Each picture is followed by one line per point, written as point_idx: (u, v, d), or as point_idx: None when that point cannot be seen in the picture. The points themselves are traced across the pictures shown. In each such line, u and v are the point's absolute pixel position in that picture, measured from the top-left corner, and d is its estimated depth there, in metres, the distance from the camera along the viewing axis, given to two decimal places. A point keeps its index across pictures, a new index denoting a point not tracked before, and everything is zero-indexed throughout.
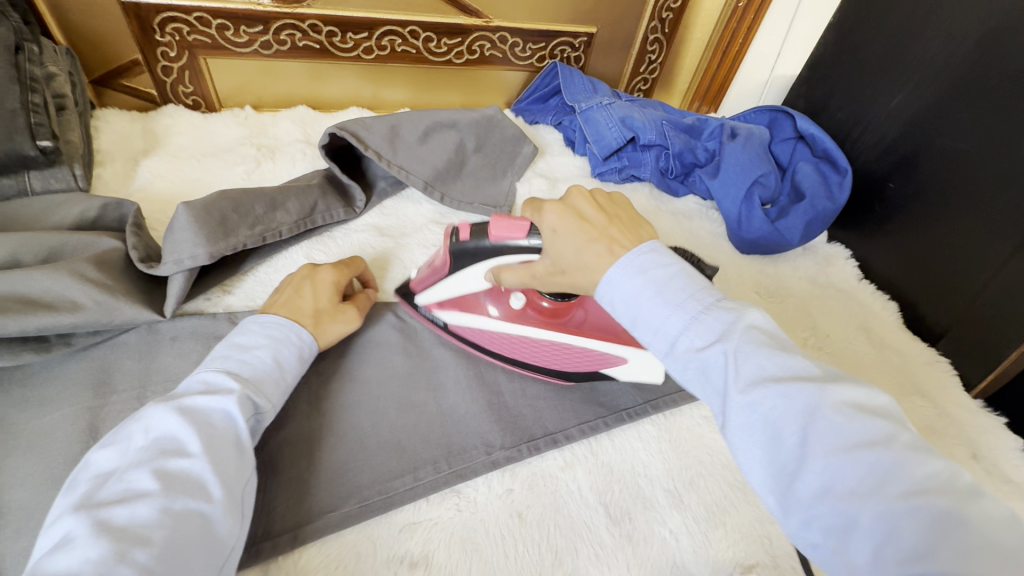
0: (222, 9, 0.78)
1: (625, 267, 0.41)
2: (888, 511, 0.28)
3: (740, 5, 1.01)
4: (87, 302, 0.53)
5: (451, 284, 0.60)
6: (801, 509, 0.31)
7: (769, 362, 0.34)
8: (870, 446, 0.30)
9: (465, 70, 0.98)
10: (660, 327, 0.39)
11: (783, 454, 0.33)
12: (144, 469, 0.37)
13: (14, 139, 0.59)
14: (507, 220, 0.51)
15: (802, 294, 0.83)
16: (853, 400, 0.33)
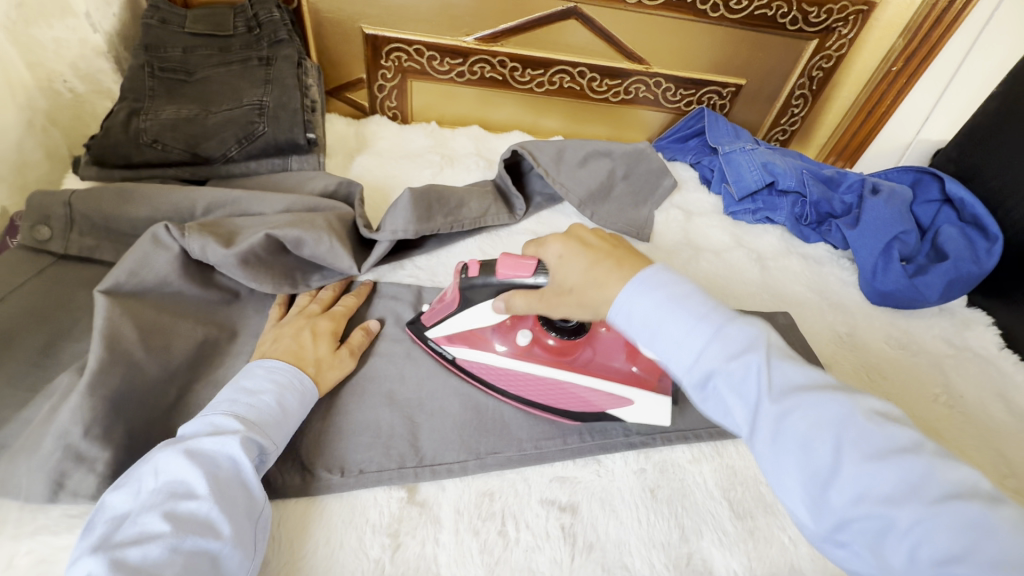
0: (435, 44, 0.96)
1: (642, 283, 0.45)
2: (925, 514, 0.32)
3: (892, 69, 1.04)
4: (327, 243, 0.66)
5: (460, 317, 0.64)
6: (838, 514, 0.35)
7: (798, 375, 0.39)
8: (901, 453, 0.35)
9: (617, 108, 1.10)
10: (684, 341, 0.42)
11: (818, 462, 0.36)
12: (155, 513, 0.41)
13: (293, 130, 0.78)
14: (514, 260, 0.55)
15: (936, 352, 0.83)
16: (878, 410, 0.37)
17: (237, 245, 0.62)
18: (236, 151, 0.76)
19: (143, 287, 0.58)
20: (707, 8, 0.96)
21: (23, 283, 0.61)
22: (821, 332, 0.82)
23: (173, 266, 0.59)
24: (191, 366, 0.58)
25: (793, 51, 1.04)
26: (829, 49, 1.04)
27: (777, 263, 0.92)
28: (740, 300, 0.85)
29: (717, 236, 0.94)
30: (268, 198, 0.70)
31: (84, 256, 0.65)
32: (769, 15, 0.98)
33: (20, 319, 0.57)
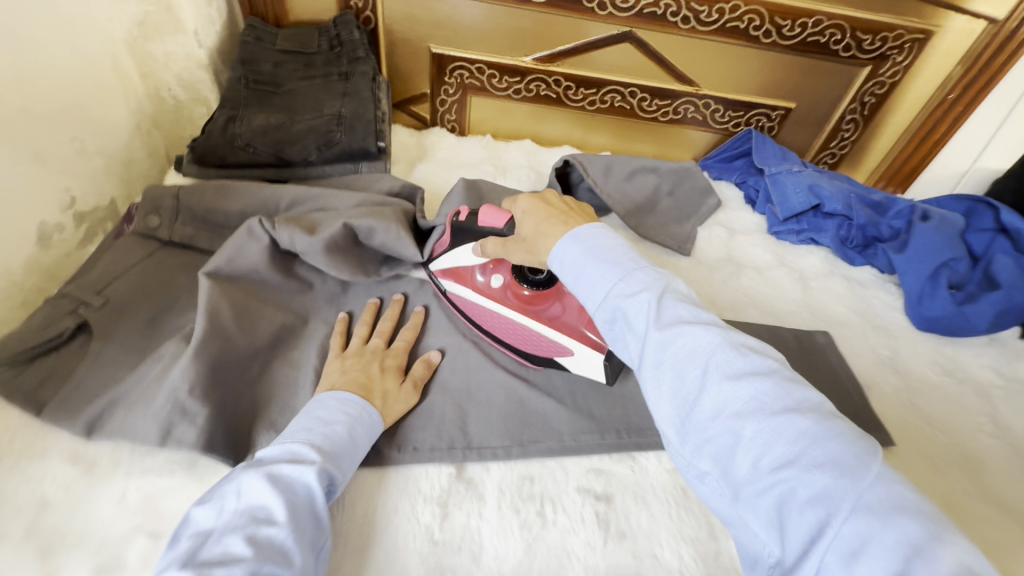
0: (495, 63, 1.04)
1: (578, 237, 0.51)
2: (766, 425, 0.36)
3: (949, 97, 1.05)
4: (395, 234, 0.74)
5: (449, 255, 0.72)
6: (700, 430, 0.39)
7: (684, 311, 0.43)
8: (755, 374, 0.38)
9: (664, 127, 1.15)
10: (598, 283, 0.47)
11: (688, 385, 0.40)
12: (238, 535, 0.42)
13: (367, 139, 0.86)
14: (495, 212, 0.64)
15: (983, 381, 0.82)
16: (749, 343, 0.41)
17: (320, 235, 0.69)
18: (316, 156, 0.85)
19: (236, 273, 0.67)
20: (759, 35, 0.99)
21: (133, 263, 0.70)
22: (862, 353, 0.83)
23: (262, 255, 0.67)
24: (272, 344, 0.65)
25: (845, 77, 1.06)
26: (882, 75, 1.05)
27: (819, 284, 0.93)
28: (779, 317, 0.86)
29: (759, 254, 0.96)
30: (342, 195, 0.78)
31: (184, 244, 0.74)
32: (822, 41, 1.00)
33: (132, 293, 0.66)
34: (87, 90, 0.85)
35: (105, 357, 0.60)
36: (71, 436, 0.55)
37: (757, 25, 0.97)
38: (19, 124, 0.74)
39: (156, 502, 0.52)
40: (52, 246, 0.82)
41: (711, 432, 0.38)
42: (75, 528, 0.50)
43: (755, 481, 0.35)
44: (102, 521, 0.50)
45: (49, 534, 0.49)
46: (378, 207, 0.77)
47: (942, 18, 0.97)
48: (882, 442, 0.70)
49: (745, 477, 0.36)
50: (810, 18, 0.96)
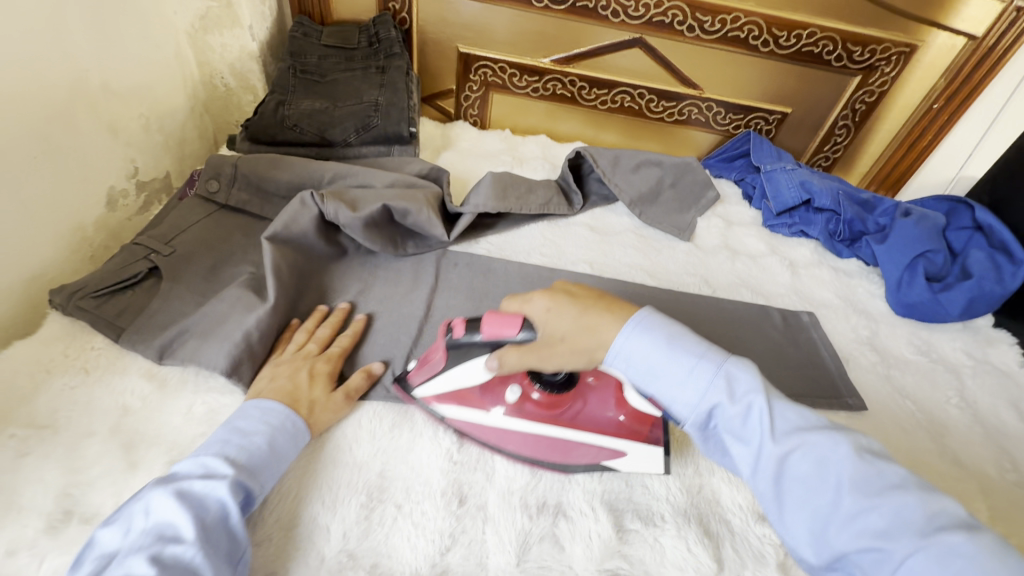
0: (516, 63, 1.14)
1: (641, 328, 0.54)
2: (915, 544, 0.41)
3: (934, 106, 1.13)
4: (427, 214, 0.83)
5: (450, 374, 0.64)
6: (838, 543, 0.44)
7: (798, 421, 0.49)
8: (890, 490, 0.43)
9: (670, 127, 1.24)
10: (687, 388, 0.51)
11: (821, 501, 0.46)
12: (141, 554, 0.42)
13: (400, 124, 0.96)
14: (499, 317, 0.57)
15: (954, 362, 0.89)
16: (870, 451, 0.46)
17: (362, 212, 0.78)
18: (354, 138, 0.96)
19: (291, 237, 0.75)
20: (758, 44, 1.08)
21: (196, 222, 0.80)
22: (844, 333, 0.91)
23: (312, 223, 0.76)
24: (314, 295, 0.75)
25: (838, 85, 1.15)
26: (872, 85, 1.14)
27: (808, 271, 1.01)
28: (768, 298, 0.94)
29: (753, 243, 1.04)
30: (378, 175, 0.87)
31: (237, 208, 0.84)
32: (816, 52, 1.09)
33: (194, 246, 0.76)
34: (154, 74, 0.96)
35: (173, 295, 0.70)
36: (146, 359, 0.65)
37: (755, 35, 1.06)
38: (99, 100, 0.84)
39: (218, 414, 0.61)
40: (118, 210, 0.92)
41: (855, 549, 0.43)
42: (151, 429, 0.59)
43: None
44: (173, 426, 0.59)
45: (131, 432, 0.58)
46: (410, 189, 0.86)
47: (926, 34, 1.06)
48: (856, 406, 0.78)
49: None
50: (804, 30, 1.05)
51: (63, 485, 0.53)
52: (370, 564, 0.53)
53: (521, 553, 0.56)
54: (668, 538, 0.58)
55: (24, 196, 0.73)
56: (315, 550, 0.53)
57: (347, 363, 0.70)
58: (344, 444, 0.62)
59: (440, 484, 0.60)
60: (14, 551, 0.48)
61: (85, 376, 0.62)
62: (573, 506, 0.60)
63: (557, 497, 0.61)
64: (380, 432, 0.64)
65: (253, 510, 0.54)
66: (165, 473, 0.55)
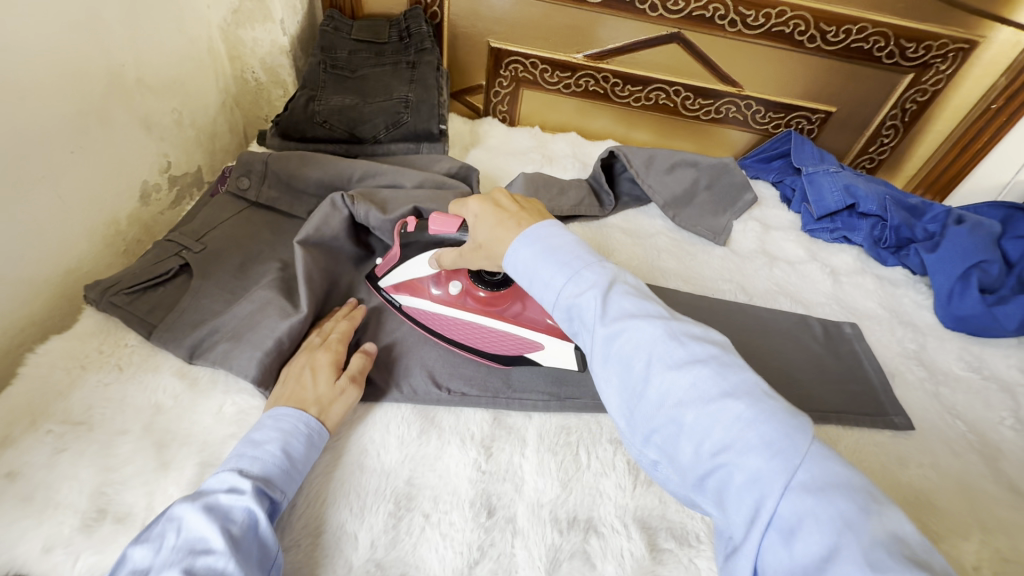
0: (548, 59, 1.11)
1: (528, 238, 0.51)
2: (705, 413, 0.38)
3: (992, 107, 1.06)
4: None
5: (403, 266, 0.72)
6: (644, 417, 0.41)
7: (630, 305, 0.44)
8: (695, 363, 0.40)
9: (706, 126, 1.20)
10: (549, 284, 0.48)
11: (635, 378, 0.41)
12: (174, 569, 0.42)
13: (430, 122, 0.95)
14: (442, 217, 0.64)
15: (1009, 380, 0.84)
16: (690, 331, 0.42)
17: (391, 213, 0.77)
18: (384, 135, 0.95)
19: (323, 240, 0.75)
20: (804, 39, 1.03)
21: (226, 219, 0.79)
22: (888, 346, 0.86)
23: (343, 225, 0.76)
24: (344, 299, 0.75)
25: (887, 83, 1.09)
26: (925, 83, 1.08)
27: (850, 279, 0.96)
28: (808, 307, 0.90)
29: (792, 249, 1.00)
30: (407, 173, 0.86)
31: (267, 205, 0.83)
32: (865, 48, 1.04)
33: (224, 243, 0.76)
34: (187, 67, 0.96)
35: (203, 292, 0.70)
36: (177, 357, 0.65)
37: (802, 30, 1.01)
38: (134, 94, 0.85)
39: (248, 415, 0.61)
40: (151, 204, 0.93)
41: (654, 420, 0.40)
42: (182, 429, 0.59)
43: (696, 465, 0.38)
44: (203, 426, 0.59)
45: (163, 431, 0.58)
46: (439, 189, 0.85)
47: (987, 29, 0.99)
48: (901, 425, 0.74)
49: (688, 462, 0.38)
50: (855, 25, 1.00)
51: (97, 483, 0.53)
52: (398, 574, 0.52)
53: (551, 569, 0.54)
54: (703, 559, 0.56)
55: (61, 190, 0.74)
56: (342, 558, 0.53)
57: (375, 366, 0.69)
58: (371, 449, 0.61)
59: (468, 494, 0.59)
60: (51, 548, 0.49)
61: (119, 373, 0.62)
62: (604, 521, 0.58)
63: (588, 512, 0.59)
64: (408, 438, 0.63)
65: (280, 518, 0.53)
66: (196, 475, 0.55)
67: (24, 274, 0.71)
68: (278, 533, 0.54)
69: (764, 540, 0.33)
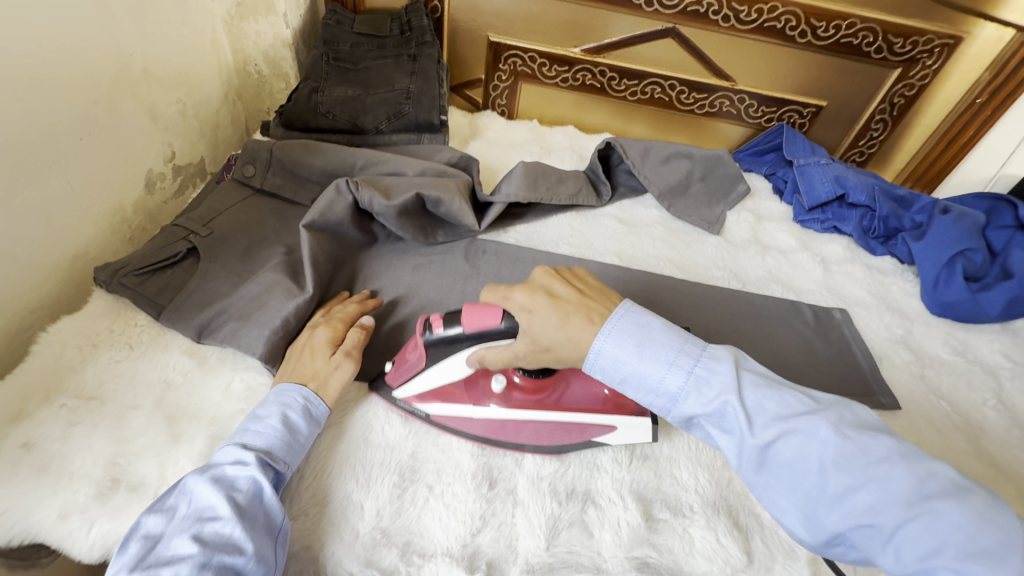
0: (546, 53, 1.13)
1: (618, 334, 0.52)
2: (903, 516, 0.39)
3: (976, 101, 1.10)
4: (458, 203, 0.83)
5: (429, 373, 0.62)
6: (827, 525, 0.42)
7: (774, 405, 0.47)
8: (873, 463, 0.41)
9: (700, 119, 1.23)
10: (672, 389, 0.50)
11: (810, 487, 0.43)
12: (185, 535, 0.44)
13: (431, 113, 0.97)
14: (481, 308, 0.56)
15: (993, 364, 0.86)
16: (849, 423, 0.44)
17: (395, 200, 0.79)
18: (385, 125, 0.97)
19: (327, 224, 0.77)
20: (795, 34, 1.06)
21: (232, 206, 0.81)
22: (877, 331, 0.89)
23: (348, 211, 0.77)
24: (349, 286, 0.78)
25: (876, 78, 1.12)
26: (912, 78, 1.11)
27: (841, 268, 0.99)
28: (799, 294, 0.93)
29: (784, 239, 1.02)
30: (409, 162, 0.87)
31: (272, 193, 0.85)
32: (854, 43, 1.06)
33: (230, 229, 0.78)
34: (191, 60, 0.98)
35: (210, 275, 0.72)
36: (186, 336, 0.66)
37: (793, 25, 1.04)
38: (141, 85, 0.86)
39: (256, 392, 0.63)
40: (156, 193, 0.94)
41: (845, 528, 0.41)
42: (192, 405, 0.61)
43: (905, 568, 0.39)
44: (213, 402, 0.61)
45: (174, 406, 0.60)
46: (441, 177, 0.86)
47: (972, 25, 1.02)
48: (888, 405, 0.76)
49: (890, 566, 0.40)
50: (844, 20, 1.03)
51: (111, 454, 0.55)
52: (403, 542, 0.54)
53: (550, 538, 0.56)
54: (697, 529, 0.58)
55: (69, 177, 0.75)
56: (349, 526, 0.55)
57: (378, 347, 0.71)
58: (375, 425, 0.63)
59: (469, 467, 0.61)
60: (68, 515, 0.51)
61: (130, 351, 0.64)
62: (602, 494, 0.60)
63: (585, 485, 0.61)
64: (412, 414, 0.65)
65: (287, 486, 0.55)
66: (206, 447, 0.57)
67: (34, 258, 0.72)
68: (285, 503, 0.55)
69: None
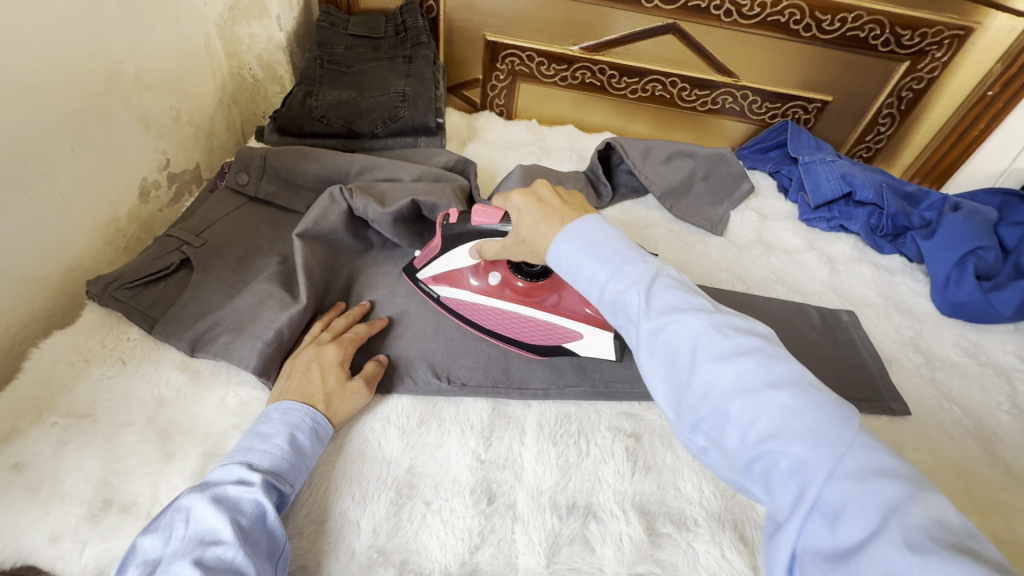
0: (544, 51, 1.11)
1: (570, 233, 0.48)
2: (752, 402, 0.36)
3: (988, 93, 1.06)
4: (456, 210, 0.81)
5: (441, 257, 0.72)
6: (690, 411, 0.39)
7: (675, 298, 0.42)
8: (741, 354, 0.38)
9: (702, 116, 1.21)
10: (592, 277, 0.46)
11: (679, 370, 0.39)
12: (185, 560, 0.43)
13: (427, 115, 0.96)
14: (487, 209, 0.63)
15: (1005, 365, 0.84)
16: (735, 323, 0.40)
17: (390, 207, 0.77)
18: (381, 129, 0.96)
19: (321, 233, 0.76)
20: (800, 28, 1.03)
21: (225, 215, 0.80)
22: (886, 333, 0.87)
23: (341, 218, 0.76)
24: (346, 295, 0.77)
25: (884, 71, 1.09)
26: (921, 71, 1.08)
27: (848, 267, 0.97)
28: (805, 295, 0.91)
29: (790, 239, 1.00)
30: (405, 166, 0.86)
31: (266, 200, 0.84)
32: (861, 36, 1.03)
33: (224, 238, 0.77)
34: (183, 64, 0.96)
35: (204, 286, 0.70)
36: (179, 350, 0.65)
37: (797, 19, 1.01)
38: (132, 91, 0.85)
39: (251, 407, 0.62)
40: (150, 201, 0.93)
41: (700, 412, 0.38)
42: (185, 421, 0.60)
43: (742, 453, 0.36)
44: (207, 418, 0.60)
45: (167, 422, 0.59)
46: (437, 183, 0.85)
47: (983, 15, 0.99)
48: (897, 409, 0.75)
49: (733, 452, 0.36)
50: (850, 13, 1.00)
51: (103, 475, 0.54)
52: (400, 561, 0.53)
53: (551, 554, 0.55)
54: (702, 543, 0.57)
55: (61, 188, 0.74)
56: (345, 544, 0.54)
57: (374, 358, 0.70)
58: (372, 439, 0.62)
59: (468, 481, 0.60)
60: (58, 538, 0.50)
61: (122, 366, 0.63)
62: (604, 507, 0.59)
63: (587, 498, 0.60)
64: (409, 428, 0.63)
65: (288, 508, 0.54)
66: (200, 465, 0.56)
67: (26, 272, 0.71)
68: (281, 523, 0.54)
69: (807, 523, 0.32)
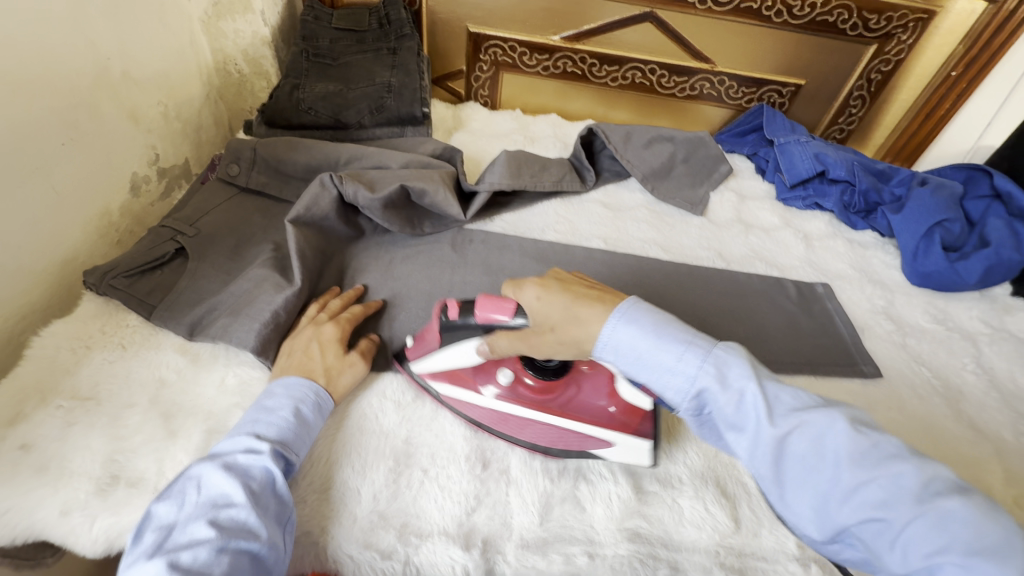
0: (526, 42, 1.14)
1: (622, 315, 0.51)
2: (910, 513, 0.39)
3: (952, 74, 1.11)
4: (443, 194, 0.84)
5: (441, 356, 0.63)
6: (840, 521, 0.42)
7: (791, 400, 0.46)
8: (885, 461, 0.41)
9: (681, 103, 1.24)
10: (667, 366, 0.49)
11: (821, 481, 0.43)
12: (201, 521, 0.45)
13: (413, 105, 0.98)
14: (494, 301, 0.56)
15: (971, 330, 0.89)
16: (863, 423, 0.44)
17: (379, 193, 0.80)
18: (368, 120, 0.98)
19: (312, 219, 0.77)
20: (772, 14, 1.07)
21: (218, 205, 0.82)
22: (860, 303, 0.91)
23: (332, 205, 0.78)
24: (339, 280, 0.79)
25: (853, 55, 1.13)
26: (888, 53, 1.12)
27: (822, 243, 1.01)
28: (783, 270, 0.94)
29: (767, 217, 1.04)
30: (393, 154, 0.88)
31: (258, 190, 0.86)
32: (830, 21, 1.07)
33: (218, 228, 0.78)
34: (170, 61, 0.97)
35: (200, 273, 0.72)
36: (178, 334, 0.67)
37: (768, 6, 1.05)
38: (120, 87, 0.86)
39: (250, 385, 0.64)
40: (141, 196, 0.94)
41: (854, 521, 0.41)
42: (187, 401, 0.62)
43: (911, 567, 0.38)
44: (208, 397, 0.62)
45: (169, 402, 0.61)
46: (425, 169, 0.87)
47: None
48: (869, 372, 0.79)
49: (896, 566, 0.39)
50: None
51: (109, 451, 0.56)
52: (400, 524, 0.56)
53: (544, 513, 0.58)
54: (686, 498, 0.60)
55: (53, 182, 0.75)
56: (347, 510, 0.56)
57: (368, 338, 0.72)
58: (370, 413, 0.64)
59: (463, 450, 0.62)
60: (68, 512, 0.52)
61: (123, 351, 0.65)
62: (593, 469, 0.62)
63: (577, 461, 0.63)
64: (405, 402, 0.66)
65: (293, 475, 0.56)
66: (203, 441, 0.58)
67: (22, 265, 0.73)
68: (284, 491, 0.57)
69: None
